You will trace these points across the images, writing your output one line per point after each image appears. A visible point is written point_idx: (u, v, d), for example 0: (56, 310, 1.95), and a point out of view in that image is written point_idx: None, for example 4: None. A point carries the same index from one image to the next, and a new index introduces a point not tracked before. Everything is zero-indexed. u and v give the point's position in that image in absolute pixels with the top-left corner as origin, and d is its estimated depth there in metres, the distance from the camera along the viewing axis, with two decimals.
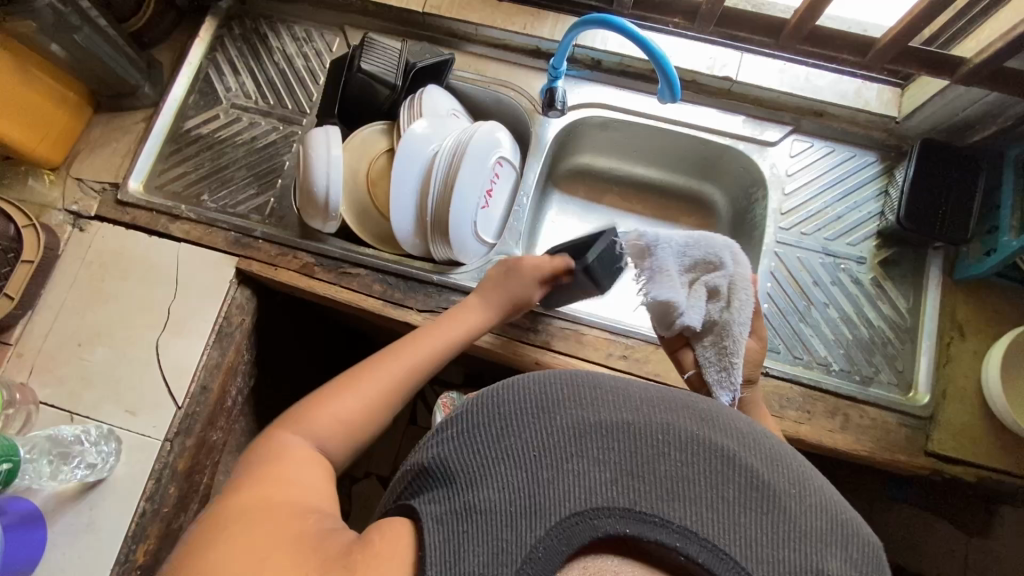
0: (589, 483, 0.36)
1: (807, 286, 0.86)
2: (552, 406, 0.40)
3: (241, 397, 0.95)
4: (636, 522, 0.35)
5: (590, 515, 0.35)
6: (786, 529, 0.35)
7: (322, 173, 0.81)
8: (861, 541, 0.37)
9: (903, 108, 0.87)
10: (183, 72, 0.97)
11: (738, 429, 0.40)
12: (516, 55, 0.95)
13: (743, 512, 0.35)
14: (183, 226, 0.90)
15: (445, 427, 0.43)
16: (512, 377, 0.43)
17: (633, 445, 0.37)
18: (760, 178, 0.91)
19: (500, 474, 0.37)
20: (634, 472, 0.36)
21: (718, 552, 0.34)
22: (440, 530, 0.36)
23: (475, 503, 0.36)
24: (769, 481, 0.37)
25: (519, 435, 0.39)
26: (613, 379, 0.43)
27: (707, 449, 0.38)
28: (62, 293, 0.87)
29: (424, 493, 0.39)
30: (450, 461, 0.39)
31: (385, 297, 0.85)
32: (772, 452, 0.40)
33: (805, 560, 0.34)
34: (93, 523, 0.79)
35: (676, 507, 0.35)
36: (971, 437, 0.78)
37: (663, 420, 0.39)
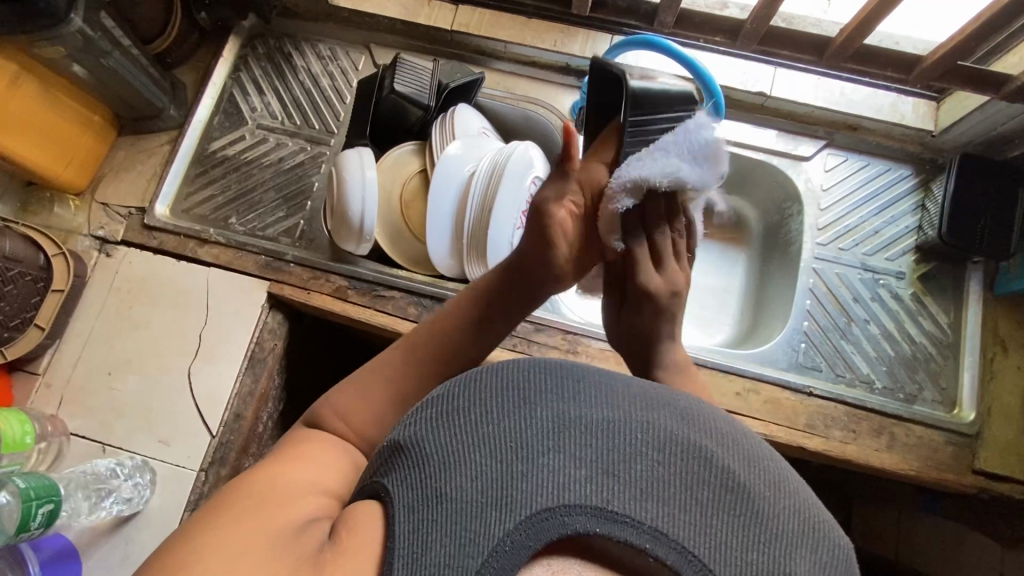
0: (563, 479, 0.35)
1: (847, 303, 0.85)
2: (534, 397, 0.39)
3: (271, 423, 0.93)
4: (607, 522, 0.34)
5: (560, 511, 0.34)
6: (757, 533, 0.35)
7: (357, 196, 0.80)
8: (833, 547, 0.36)
9: (939, 122, 0.87)
10: (208, 92, 0.96)
11: (719, 429, 0.40)
12: (546, 72, 0.94)
13: (717, 515, 0.35)
14: (211, 250, 0.88)
15: (424, 407, 0.41)
16: (496, 363, 0.42)
17: (612, 441, 0.37)
18: (794, 193, 0.91)
19: (474, 463, 0.36)
20: (610, 471, 0.36)
21: (688, 554, 0.33)
22: (409, 519, 0.34)
23: (446, 491, 0.35)
24: (745, 484, 0.37)
25: (497, 424, 0.37)
26: (599, 372, 0.42)
27: (688, 448, 0.37)
28: (90, 320, 0.86)
29: (394, 472, 0.37)
30: (425, 443, 0.37)
31: (421, 320, 0.83)
32: (752, 453, 0.39)
33: (773, 566, 0.34)
34: (129, 557, 0.77)
35: (648, 507, 0.35)
36: (1018, 454, 0.77)
37: (646, 415, 0.39)
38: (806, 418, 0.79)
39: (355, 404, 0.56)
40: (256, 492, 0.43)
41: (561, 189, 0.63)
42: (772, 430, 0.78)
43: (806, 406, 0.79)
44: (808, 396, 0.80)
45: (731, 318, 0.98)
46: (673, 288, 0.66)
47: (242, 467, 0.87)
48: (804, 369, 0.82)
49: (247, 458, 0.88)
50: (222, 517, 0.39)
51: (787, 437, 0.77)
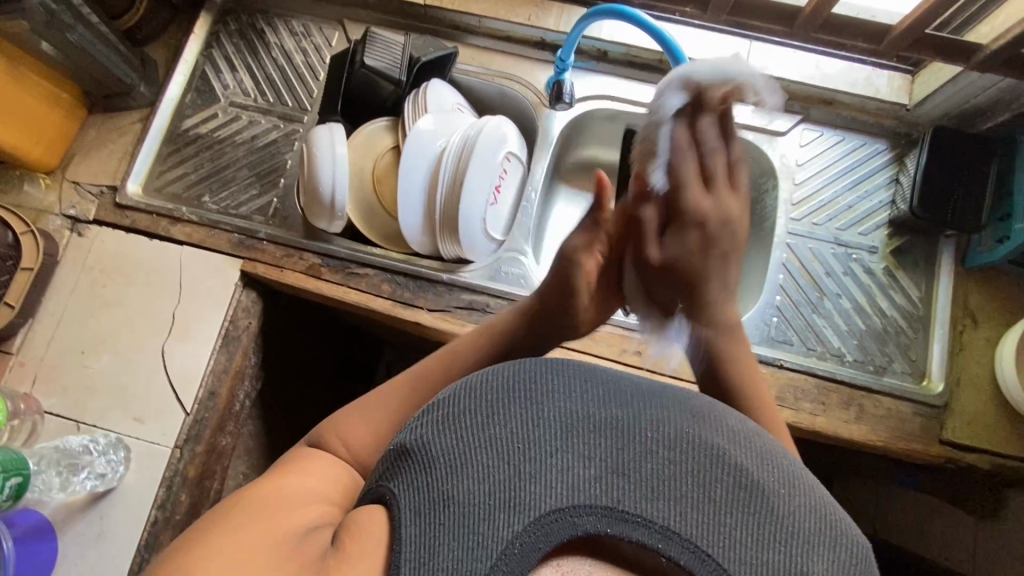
0: (572, 480, 0.35)
1: (819, 277, 0.86)
2: (541, 398, 0.39)
3: (249, 401, 0.93)
4: (617, 522, 0.34)
5: (570, 512, 0.34)
6: (770, 530, 0.35)
7: (327, 173, 0.80)
8: (847, 543, 0.36)
9: (914, 95, 0.87)
10: (179, 70, 0.95)
11: (728, 427, 0.40)
12: (520, 46, 0.93)
13: (729, 513, 0.35)
14: (184, 228, 0.88)
15: (430, 411, 0.41)
16: (503, 366, 0.42)
17: (621, 442, 0.37)
18: (769, 168, 0.91)
19: (481, 464, 0.36)
20: (619, 471, 0.36)
21: (700, 554, 0.34)
22: (417, 522, 0.35)
23: (453, 493, 0.35)
24: (757, 481, 0.37)
25: (504, 425, 0.38)
26: (605, 373, 0.43)
27: (696, 447, 0.38)
28: (63, 299, 0.85)
29: (400, 476, 0.37)
30: (431, 446, 0.38)
31: (394, 297, 0.83)
32: (763, 451, 0.40)
33: (786, 564, 0.34)
34: (105, 533, 0.77)
35: (659, 506, 0.35)
36: (984, 425, 0.78)
37: (653, 416, 0.39)
38: (777, 391, 0.79)
39: (355, 427, 0.56)
40: (257, 500, 0.44)
41: (591, 239, 0.65)
42: None
43: (776, 378, 0.80)
44: (779, 369, 0.81)
45: None
46: (712, 221, 0.64)
47: (218, 444, 0.87)
48: (775, 343, 0.82)
49: (224, 435, 0.88)
50: (222, 524, 0.41)
51: None
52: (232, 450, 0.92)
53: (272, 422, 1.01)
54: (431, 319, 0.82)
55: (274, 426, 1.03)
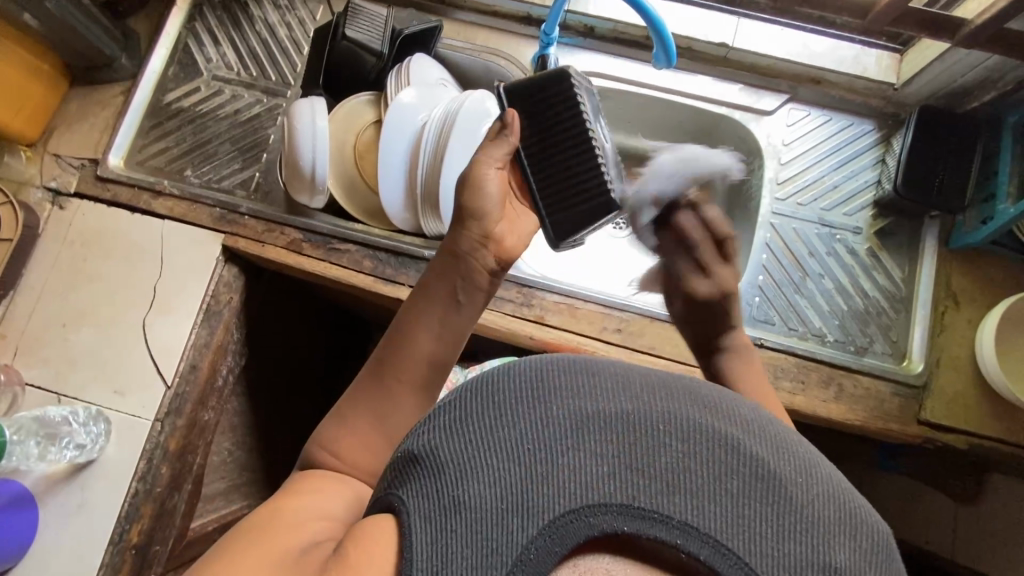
0: (586, 479, 0.34)
1: (803, 257, 0.85)
2: (549, 395, 0.37)
3: (232, 377, 0.93)
4: (634, 519, 0.33)
5: (585, 512, 0.33)
6: (791, 521, 0.33)
7: (307, 146, 0.79)
8: (868, 530, 0.35)
9: (901, 74, 0.86)
10: (162, 42, 0.94)
11: (744, 415, 0.38)
12: (505, 22, 0.92)
13: (748, 504, 0.34)
14: (166, 202, 0.87)
15: (437, 413, 0.39)
16: (510, 362, 0.40)
17: (634, 437, 0.35)
18: (755, 147, 0.90)
19: (491, 467, 0.35)
20: (634, 467, 0.34)
21: (721, 549, 0.32)
22: (429, 529, 0.34)
23: (465, 499, 0.34)
24: (774, 470, 0.35)
25: (513, 424, 0.36)
26: (614, 364, 0.40)
27: (713, 437, 0.35)
28: (43, 272, 0.85)
29: (409, 484, 0.36)
30: (440, 450, 0.36)
31: (376, 273, 0.83)
32: (780, 437, 0.37)
33: (813, 554, 0.32)
34: (86, 504, 0.78)
35: (676, 501, 0.33)
36: (964, 405, 0.78)
37: (666, 406, 0.37)
38: None
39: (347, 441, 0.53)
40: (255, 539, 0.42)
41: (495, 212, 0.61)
42: None
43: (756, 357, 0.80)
44: (760, 348, 0.80)
45: None
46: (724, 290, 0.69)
47: (201, 419, 0.87)
48: (755, 322, 0.82)
49: (207, 410, 0.88)
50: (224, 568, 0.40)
51: None
52: (215, 425, 0.92)
53: (256, 400, 1.02)
54: None
55: (258, 403, 1.03)
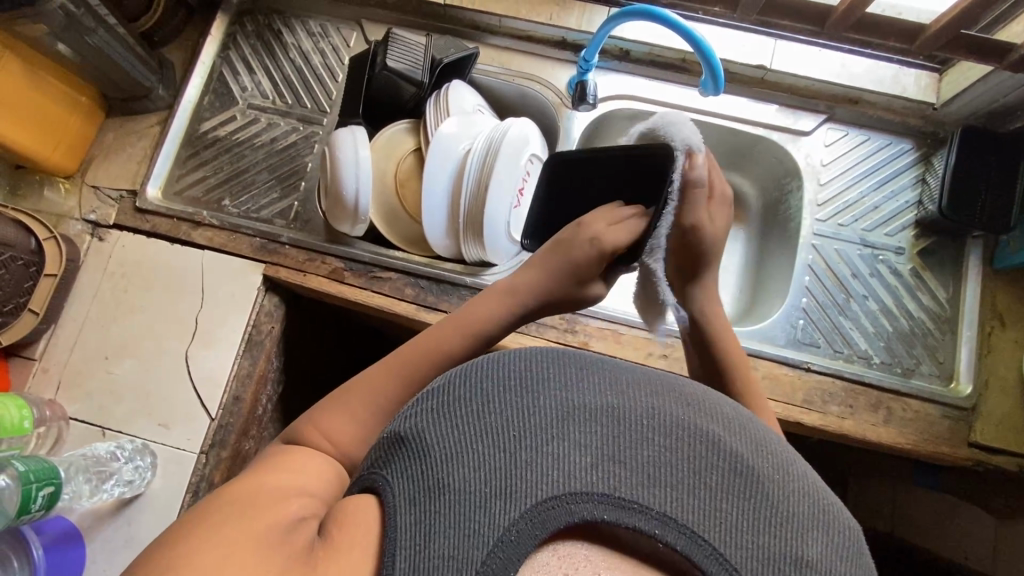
0: (567, 466, 0.35)
1: (845, 278, 0.85)
2: (536, 386, 0.38)
3: (271, 405, 0.93)
4: (615, 509, 0.34)
5: (567, 499, 0.33)
6: (767, 516, 0.35)
7: (351, 176, 0.79)
8: (841, 526, 0.36)
9: (942, 93, 0.86)
10: (197, 71, 0.94)
11: (724, 413, 0.39)
12: (541, 46, 0.92)
13: (725, 498, 0.35)
14: (205, 233, 0.87)
15: (425, 398, 0.40)
16: (499, 353, 0.41)
17: (617, 430, 0.36)
18: (794, 168, 0.90)
19: (477, 452, 0.35)
20: (615, 459, 0.35)
21: (697, 539, 0.33)
22: (412, 511, 0.34)
23: (449, 481, 0.34)
24: (752, 467, 0.36)
25: (500, 412, 0.37)
26: (601, 359, 0.42)
27: (693, 433, 0.37)
28: (85, 305, 0.85)
29: (394, 464, 0.37)
30: (427, 433, 0.37)
31: (418, 301, 0.83)
32: (759, 437, 0.39)
33: (786, 548, 0.33)
34: (133, 539, 0.77)
35: (656, 493, 0.34)
36: (1014, 426, 0.78)
37: (649, 403, 0.38)
38: (804, 393, 0.79)
39: (340, 421, 0.55)
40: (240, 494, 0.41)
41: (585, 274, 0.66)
42: (770, 406, 0.78)
43: (804, 381, 0.79)
44: (806, 372, 0.80)
45: (730, 292, 0.98)
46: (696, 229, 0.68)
47: (243, 448, 0.87)
48: (801, 345, 0.82)
49: (248, 440, 0.88)
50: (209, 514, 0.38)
51: (785, 413, 0.77)
52: (255, 454, 0.91)
53: None
54: None
55: None
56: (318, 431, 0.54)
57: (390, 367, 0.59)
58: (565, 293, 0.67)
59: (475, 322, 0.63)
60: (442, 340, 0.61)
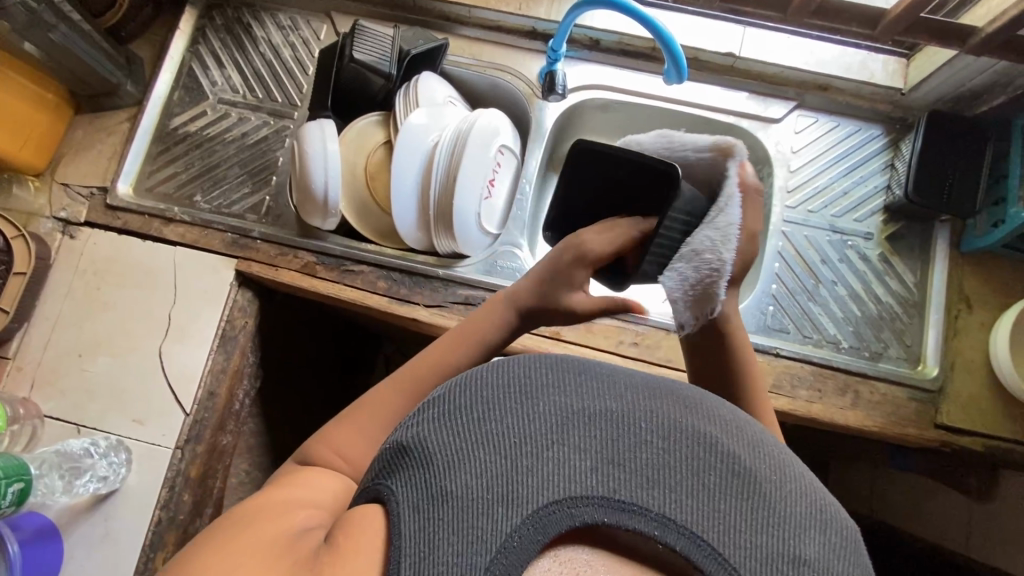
0: (568, 471, 0.34)
1: (815, 265, 0.86)
2: (535, 392, 0.38)
3: (248, 399, 0.93)
4: (614, 511, 0.33)
5: (567, 504, 0.33)
6: (765, 515, 0.34)
7: (319, 170, 0.79)
8: (839, 526, 0.36)
9: (909, 79, 0.86)
10: (166, 66, 0.94)
11: (721, 415, 0.39)
12: (511, 36, 0.92)
13: (723, 499, 0.34)
14: (177, 229, 0.87)
15: (426, 407, 0.40)
16: (499, 360, 0.41)
17: (617, 434, 0.36)
18: (765, 155, 0.90)
19: (478, 459, 0.35)
20: (615, 462, 0.35)
21: (697, 540, 0.33)
22: (416, 518, 0.34)
23: (452, 489, 0.34)
24: (750, 468, 0.36)
25: (500, 420, 0.36)
26: (600, 365, 0.41)
27: (691, 435, 0.37)
28: (57, 303, 0.85)
29: (398, 473, 0.36)
30: (429, 441, 0.36)
31: (390, 294, 0.83)
32: (756, 439, 0.38)
33: (783, 547, 0.33)
34: (110, 534, 0.78)
35: (655, 495, 0.34)
36: (979, 408, 0.79)
37: (647, 406, 0.38)
38: (773, 379, 0.79)
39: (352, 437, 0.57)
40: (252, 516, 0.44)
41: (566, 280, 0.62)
42: None
43: (773, 367, 0.80)
44: (775, 357, 0.81)
45: None
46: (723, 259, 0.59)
47: (220, 443, 0.87)
48: (770, 331, 0.83)
49: (225, 434, 0.88)
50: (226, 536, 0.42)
51: None
52: (233, 449, 0.92)
53: (273, 419, 1.02)
54: (428, 315, 0.81)
55: (274, 423, 1.03)
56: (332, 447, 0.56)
57: (399, 387, 0.60)
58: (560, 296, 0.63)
59: (474, 330, 0.64)
60: (446, 360, 0.62)
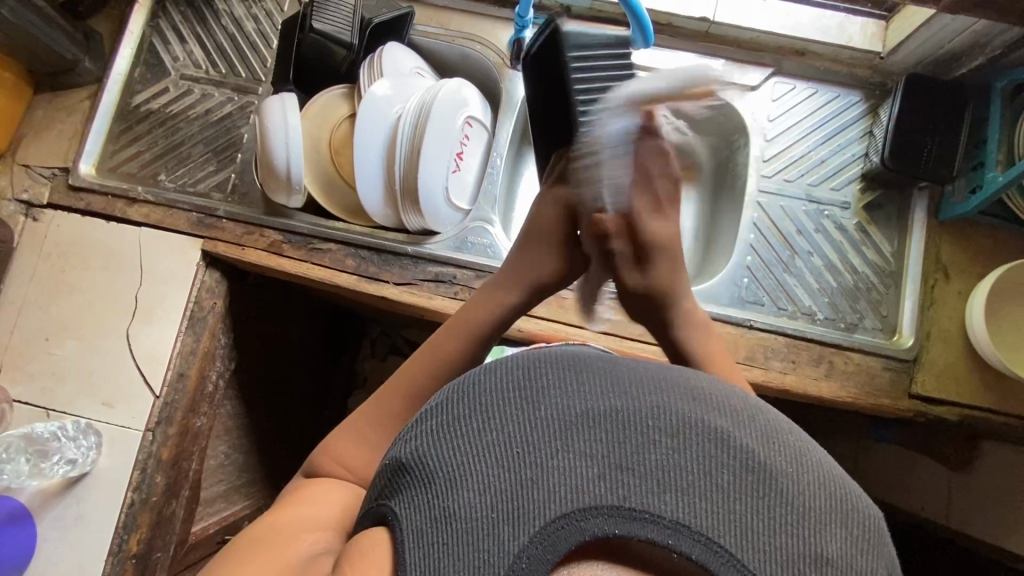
0: (574, 482, 0.32)
1: (791, 236, 0.84)
2: (535, 395, 0.35)
3: (223, 381, 0.92)
4: (625, 522, 0.31)
5: (576, 517, 0.31)
6: (782, 513, 0.32)
7: (280, 144, 0.77)
8: (860, 515, 0.33)
9: (888, 42, 0.84)
10: (125, 42, 0.91)
11: (732, 404, 0.36)
12: (480, 4, 0.89)
13: (738, 499, 0.32)
14: (141, 209, 0.86)
15: (424, 419, 0.37)
16: (496, 361, 0.38)
17: (624, 437, 0.33)
18: (741, 124, 0.88)
19: (479, 472, 0.33)
20: (623, 466, 0.32)
21: (713, 546, 0.30)
22: (420, 543, 0.31)
23: (454, 510, 0.32)
24: (765, 462, 0.33)
25: (500, 428, 0.34)
26: (602, 360, 0.39)
27: (703, 433, 0.34)
28: (22, 286, 0.84)
29: (400, 495, 0.34)
30: (428, 458, 0.34)
31: (359, 272, 0.81)
32: (770, 427, 0.36)
33: (804, 545, 0.31)
34: (82, 517, 0.78)
35: (667, 500, 0.31)
36: (954, 377, 0.78)
37: (655, 401, 0.35)
38: (746, 351, 0.79)
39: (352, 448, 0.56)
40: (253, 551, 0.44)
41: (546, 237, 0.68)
42: None
43: (747, 339, 0.79)
44: (749, 329, 0.80)
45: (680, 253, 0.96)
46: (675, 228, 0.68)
47: (193, 425, 0.87)
48: (743, 303, 0.82)
49: (199, 416, 0.88)
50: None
51: None
52: (208, 431, 0.91)
53: (250, 400, 1.02)
54: (398, 293, 0.80)
55: (251, 404, 1.03)
56: (333, 463, 0.55)
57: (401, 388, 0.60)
58: (542, 284, 0.68)
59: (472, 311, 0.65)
60: (444, 345, 0.62)
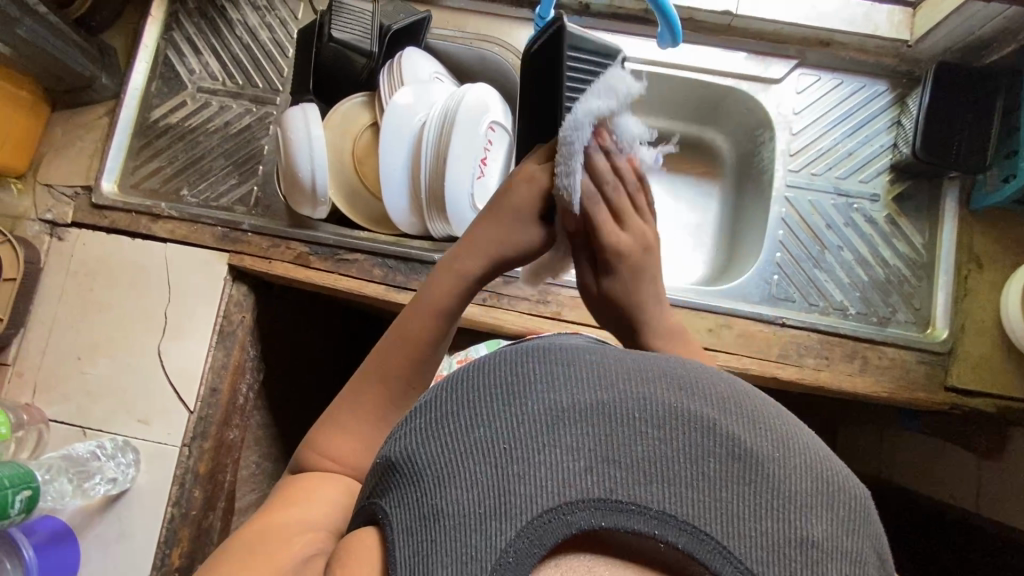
0: (559, 474, 0.29)
1: (820, 230, 0.84)
2: (519, 388, 0.33)
3: (252, 393, 0.92)
4: (611, 513, 0.29)
5: (561, 511, 0.28)
6: (770, 498, 0.29)
7: (305, 157, 0.77)
8: (847, 497, 0.31)
9: (916, 29, 0.82)
10: (140, 56, 0.90)
11: (721, 390, 0.34)
12: (497, 5, 0.88)
13: (725, 486, 0.30)
14: (166, 225, 0.85)
15: (413, 415, 0.35)
16: (483, 357, 0.36)
17: (609, 425, 0.31)
18: (765, 117, 0.87)
19: (465, 469, 0.30)
20: (610, 458, 0.30)
21: (699, 534, 0.28)
22: (407, 542, 0.30)
23: (440, 508, 0.30)
24: (752, 448, 0.31)
25: (485, 423, 0.32)
26: (588, 348, 0.36)
27: (692, 420, 0.31)
28: (52, 306, 0.84)
29: (390, 494, 0.32)
30: (416, 456, 0.32)
31: (387, 281, 0.81)
32: (758, 412, 0.33)
33: (790, 530, 0.29)
34: (124, 533, 0.79)
35: (652, 490, 0.29)
36: (989, 368, 0.78)
37: (642, 390, 0.32)
38: (780, 348, 0.78)
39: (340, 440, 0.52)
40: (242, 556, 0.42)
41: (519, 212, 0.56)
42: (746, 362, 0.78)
43: (780, 336, 0.79)
44: (782, 327, 0.79)
45: (707, 250, 0.97)
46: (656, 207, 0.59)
47: (226, 438, 0.87)
48: (774, 301, 0.81)
49: (232, 429, 0.88)
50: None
51: (761, 369, 0.77)
52: (241, 443, 0.92)
53: (278, 410, 1.02)
54: None
55: (279, 414, 1.03)
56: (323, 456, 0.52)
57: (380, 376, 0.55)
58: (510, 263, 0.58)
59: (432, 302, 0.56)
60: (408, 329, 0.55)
